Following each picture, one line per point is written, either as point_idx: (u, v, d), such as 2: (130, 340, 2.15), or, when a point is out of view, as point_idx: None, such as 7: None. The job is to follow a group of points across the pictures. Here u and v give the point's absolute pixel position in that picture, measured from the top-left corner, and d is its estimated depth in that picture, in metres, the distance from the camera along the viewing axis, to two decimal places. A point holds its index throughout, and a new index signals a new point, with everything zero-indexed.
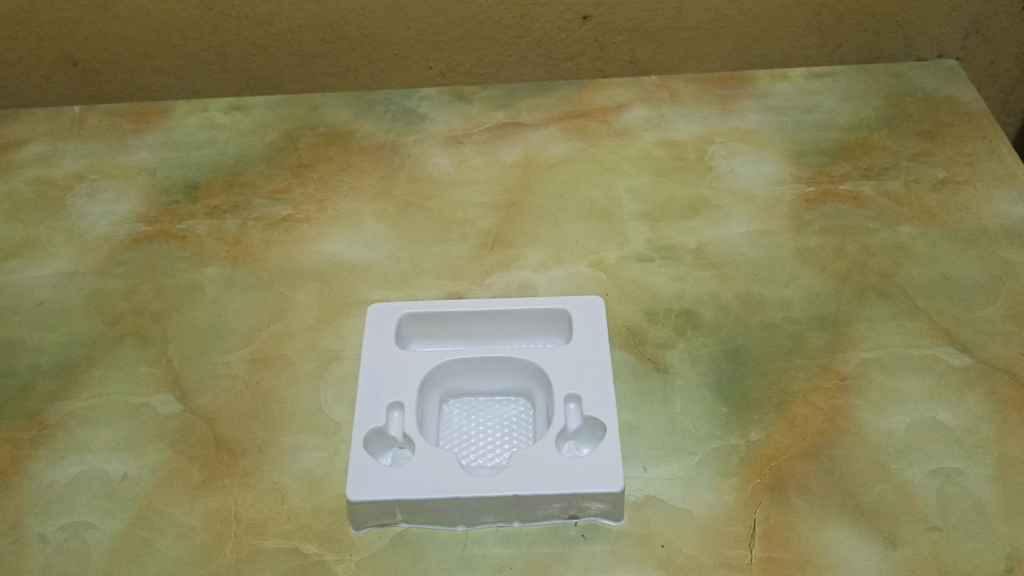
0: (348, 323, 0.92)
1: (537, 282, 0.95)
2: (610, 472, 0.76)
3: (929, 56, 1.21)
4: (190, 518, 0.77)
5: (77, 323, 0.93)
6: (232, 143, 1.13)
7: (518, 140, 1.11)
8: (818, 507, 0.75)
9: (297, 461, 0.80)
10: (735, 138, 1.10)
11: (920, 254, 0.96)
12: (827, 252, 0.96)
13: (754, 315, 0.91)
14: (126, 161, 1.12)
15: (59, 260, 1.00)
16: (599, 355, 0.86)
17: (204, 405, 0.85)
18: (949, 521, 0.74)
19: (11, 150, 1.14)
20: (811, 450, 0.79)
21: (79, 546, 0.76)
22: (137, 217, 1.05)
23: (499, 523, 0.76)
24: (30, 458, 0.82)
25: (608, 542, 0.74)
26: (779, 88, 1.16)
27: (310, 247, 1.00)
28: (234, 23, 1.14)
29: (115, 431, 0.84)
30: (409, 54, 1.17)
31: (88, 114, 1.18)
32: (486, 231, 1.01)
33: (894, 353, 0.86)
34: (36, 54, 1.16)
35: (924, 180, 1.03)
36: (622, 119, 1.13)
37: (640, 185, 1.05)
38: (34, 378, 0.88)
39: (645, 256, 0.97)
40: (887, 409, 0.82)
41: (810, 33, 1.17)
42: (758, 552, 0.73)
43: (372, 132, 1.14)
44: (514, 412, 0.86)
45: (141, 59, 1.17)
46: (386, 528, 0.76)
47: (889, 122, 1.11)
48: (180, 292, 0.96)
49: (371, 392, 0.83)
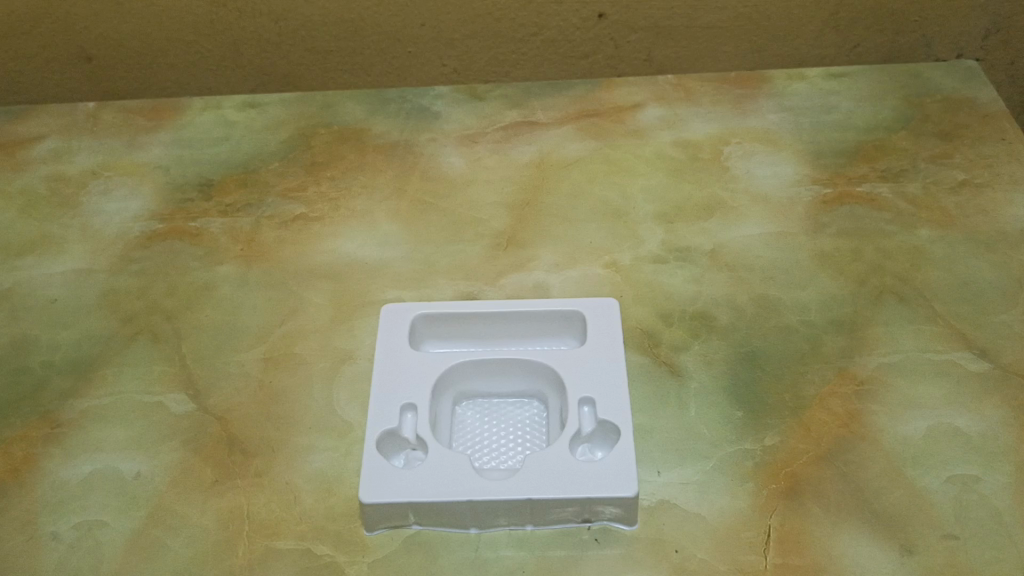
0: (361, 322, 0.91)
1: (551, 283, 0.94)
2: (624, 476, 0.75)
3: (947, 56, 1.19)
4: (202, 518, 0.77)
5: (91, 321, 0.93)
6: (246, 140, 1.13)
7: (532, 139, 1.11)
8: (834, 513, 0.75)
9: (310, 462, 0.80)
10: (751, 138, 1.09)
11: (938, 256, 0.95)
12: (844, 255, 0.95)
13: (769, 318, 0.90)
14: (140, 158, 1.12)
15: (72, 257, 1.01)
16: (613, 357, 0.85)
17: (217, 405, 0.85)
18: (966, 529, 0.73)
19: (26, 147, 1.14)
20: (826, 456, 0.78)
21: (92, 545, 0.76)
22: (151, 215, 1.05)
23: (512, 526, 0.76)
24: (43, 457, 0.82)
25: (621, 546, 0.74)
26: (795, 87, 1.16)
27: (323, 247, 0.99)
28: (248, 20, 1.13)
29: (128, 430, 0.84)
30: (423, 52, 1.17)
31: (103, 110, 1.19)
32: (500, 231, 1.00)
33: (911, 357, 0.86)
34: (49, 51, 1.16)
35: (943, 182, 1.02)
36: (637, 119, 1.13)
37: (655, 185, 1.04)
38: (48, 376, 0.89)
39: (660, 258, 0.96)
40: (904, 415, 0.81)
41: (828, 32, 1.16)
42: (773, 558, 0.72)
43: (385, 130, 1.14)
44: (527, 415, 0.86)
45: (154, 56, 1.17)
46: (399, 529, 0.76)
47: (907, 123, 1.10)
48: (193, 290, 0.96)
49: (385, 393, 0.83)
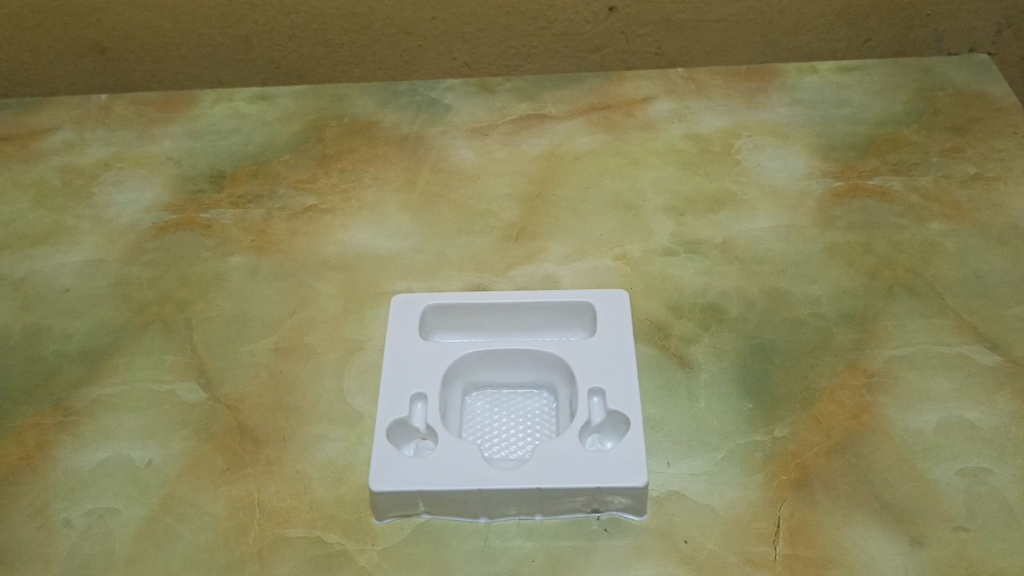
0: (372, 313, 0.92)
1: (561, 275, 0.94)
2: (634, 466, 0.75)
3: (959, 50, 1.19)
4: (213, 506, 0.77)
5: (103, 310, 0.94)
6: (258, 133, 1.14)
7: (542, 132, 1.11)
8: (845, 505, 0.75)
9: (320, 451, 0.80)
10: (762, 132, 1.09)
11: (950, 250, 0.94)
12: (855, 248, 0.95)
13: (780, 311, 0.90)
14: (152, 151, 1.12)
15: (85, 247, 1.01)
16: (623, 349, 0.85)
17: (228, 394, 0.85)
18: (976, 522, 0.73)
19: (39, 138, 1.15)
20: (836, 448, 0.78)
21: (104, 532, 0.76)
22: (162, 206, 1.05)
23: (521, 515, 0.76)
24: (56, 444, 0.83)
25: (631, 536, 0.74)
26: (806, 82, 1.16)
27: (334, 238, 1.00)
28: (260, 13, 1.13)
29: (141, 418, 0.84)
30: (434, 45, 1.17)
31: (116, 102, 1.20)
32: (510, 222, 1.01)
33: (923, 350, 0.85)
34: (62, 44, 1.16)
35: (955, 175, 1.02)
36: (647, 112, 1.13)
37: (666, 178, 1.05)
38: (61, 364, 0.89)
39: (669, 250, 0.96)
40: (915, 407, 0.81)
41: (840, 26, 1.16)
42: (782, 550, 0.72)
43: (397, 123, 1.14)
44: (536, 406, 0.86)
45: (167, 49, 1.17)
46: (408, 518, 0.76)
47: (919, 117, 1.10)
48: (204, 280, 0.96)
49: (395, 383, 0.83)
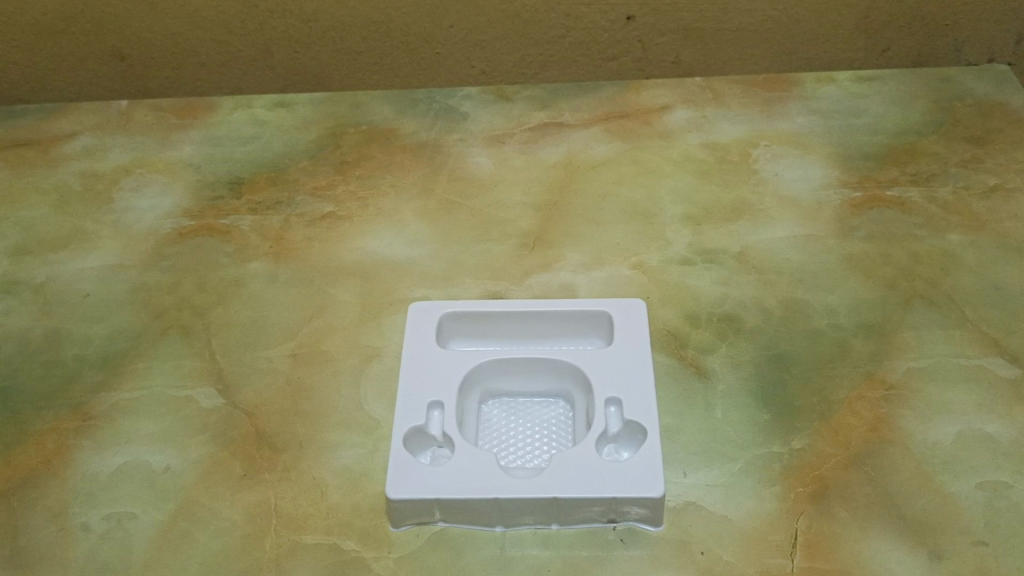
0: (389, 321, 0.92)
1: (578, 283, 0.94)
2: (651, 476, 0.75)
3: (979, 60, 1.18)
4: (230, 511, 0.77)
5: (123, 315, 0.95)
6: (276, 140, 1.14)
7: (560, 141, 1.12)
8: (863, 517, 0.74)
9: (337, 458, 0.81)
10: (780, 141, 1.09)
11: (970, 261, 0.94)
12: (873, 259, 0.95)
13: (798, 322, 0.89)
14: (172, 156, 1.13)
15: (105, 252, 1.02)
16: (641, 359, 0.85)
17: (246, 399, 0.86)
18: (996, 536, 0.72)
19: (61, 144, 1.16)
20: (854, 461, 0.78)
21: (122, 535, 0.77)
22: (181, 211, 1.06)
23: (537, 524, 0.76)
24: (75, 448, 0.83)
25: (647, 547, 0.74)
26: (824, 91, 1.15)
27: (352, 245, 1.00)
28: (280, 21, 1.14)
29: (160, 423, 0.84)
30: (452, 53, 1.17)
31: (136, 108, 1.21)
32: (527, 231, 1.01)
33: (942, 362, 0.85)
34: (84, 49, 1.17)
35: (974, 187, 1.02)
36: (664, 121, 1.13)
37: (683, 187, 1.04)
38: (80, 369, 0.90)
39: (686, 259, 0.96)
40: (934, 420, 0.80)
41: (858, 35, 1.15)
42: (800, 562, 0.72)
43: (414, 130, 1.15)
44: (553, 415, 0.86)
45: (187, 55, 1.18)
46: (425, 526, 0.76)
47: (938, 128, 1.09)
48: (223, 286, 0.97)
49: (413, 391, 0.83)
